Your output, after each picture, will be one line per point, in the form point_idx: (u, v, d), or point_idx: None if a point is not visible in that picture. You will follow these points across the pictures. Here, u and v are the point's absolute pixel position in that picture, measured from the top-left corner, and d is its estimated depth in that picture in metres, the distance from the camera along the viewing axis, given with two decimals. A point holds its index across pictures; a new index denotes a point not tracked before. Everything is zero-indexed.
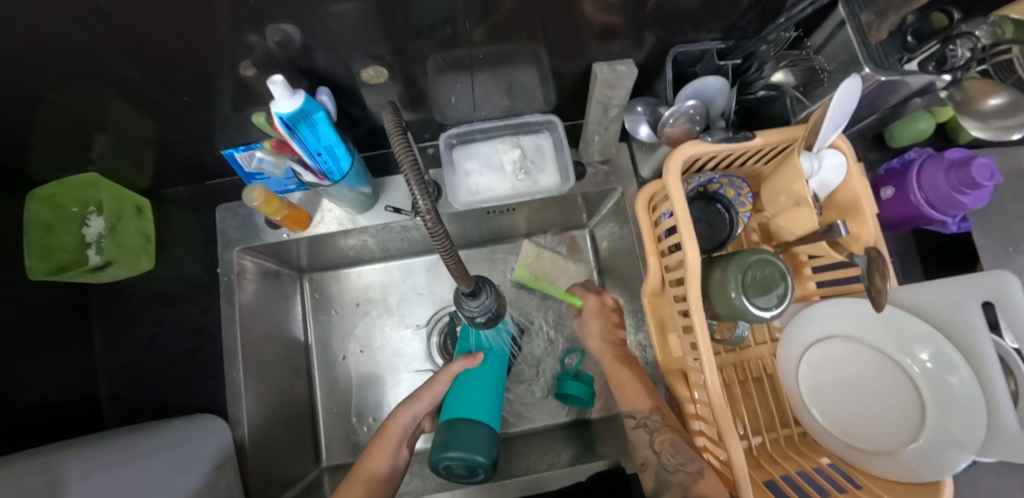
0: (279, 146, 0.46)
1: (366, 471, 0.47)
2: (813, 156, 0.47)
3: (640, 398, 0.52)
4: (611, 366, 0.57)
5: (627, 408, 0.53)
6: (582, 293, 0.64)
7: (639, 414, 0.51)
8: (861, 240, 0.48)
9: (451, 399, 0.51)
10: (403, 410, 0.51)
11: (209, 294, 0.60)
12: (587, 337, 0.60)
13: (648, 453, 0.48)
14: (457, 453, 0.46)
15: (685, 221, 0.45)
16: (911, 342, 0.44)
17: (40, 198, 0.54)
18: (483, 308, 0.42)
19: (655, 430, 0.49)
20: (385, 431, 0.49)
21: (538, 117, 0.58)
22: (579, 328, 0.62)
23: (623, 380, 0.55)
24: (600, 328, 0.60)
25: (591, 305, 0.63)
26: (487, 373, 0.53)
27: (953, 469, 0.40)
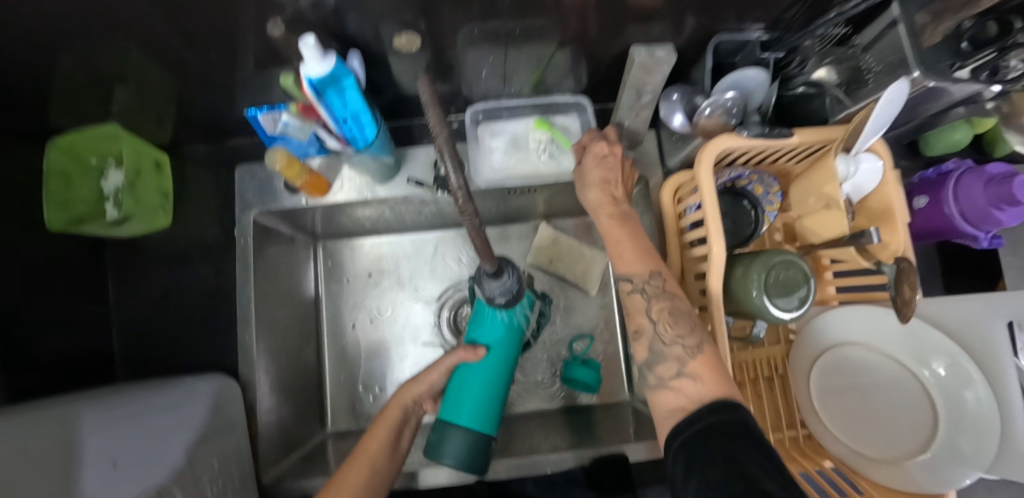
0: (305, 110, 0.45)
1: (369, 449, 0.46)
2: (850, 159, 0.46)
3: (643, 256, 0.43)
4: (608, 218, 0.46)
5: (624, 270, 0.43)
6: (607, 150, 0.48)
7: (637, 279, 0.42)
8: (890, 250, 0.47)
9: (451, 397, 0.47)
10: (399, 397, 0.49)
11: (223, 257, 0.60)
12: (589, 180, 0.47)
13: (642, 320, 0.41)
14: (450, 453, 0.44)
15: (713, 215, 0.45)
16: (928, 354, 0.45)
17: (61, 147, 0.54)
18: (504, 288, 0.42)
19: (654, 296, 0.41)
20: (384, 415, 0.49)
21: (567, 98, 0.57)
22: (577, 172, 0.48)
23: (621, 241, 0.45)
24: (607, 175, 0.47)
25: (601, 148, 0.48)
26: (490, 370, 0.47)
27: (958, 484, 0.40)
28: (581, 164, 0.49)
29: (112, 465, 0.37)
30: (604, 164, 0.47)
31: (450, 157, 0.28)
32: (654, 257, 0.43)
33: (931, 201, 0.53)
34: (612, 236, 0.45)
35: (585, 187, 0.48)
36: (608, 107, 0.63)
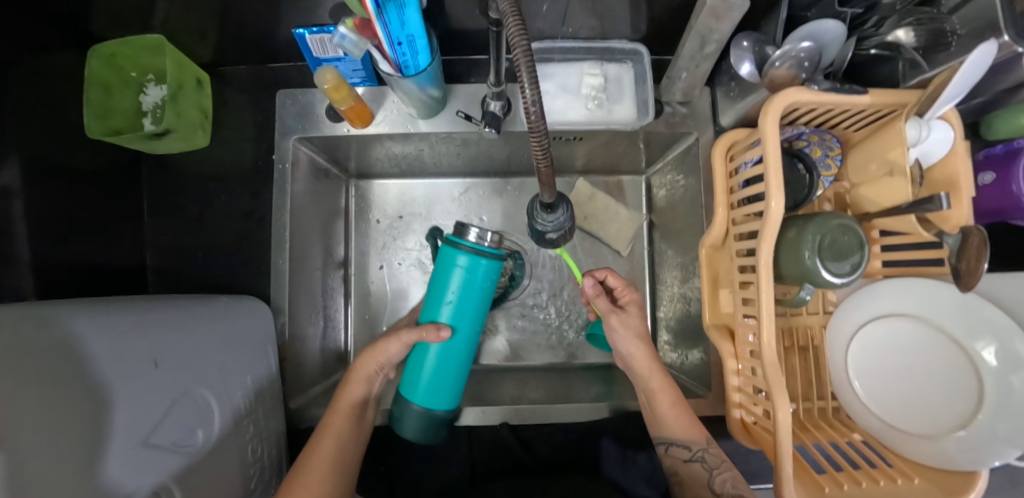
0: (362, 27, 0.43)
1: (333, 426, 0.49)
2: (923, 123, 0.42)
3: (693, 427, 0.50)
4: (659, 374, 0.54)
5: (682, 437, 0.49)
6: (619, 286, 0.58)
7: (694, 446, 0.48)
8: (950, 222, 0.43)
9: (409, 376, 0.52)
10: (355, 380, 0.52)
11: (259, 182, 0.59)
12: (630, 336, 0.56)
13: (704, 493, 0.45)
14: (410, 426, 0.52)
15: (775, 169, 0.42)
16: (979, 334, 0.44)
17: (101, 55, 0.52)
18: (557, 221, 0.50)
19: (715, 467, 0.46)
20: (335, 411, 0.50)
21: (625, 44, 0.54)
22: (621, 323, 0.56)
23: (668, 403, 0.52)
24: (642, 327, 0.57)
25: (631, 297, 0.58)
26: (448, 350, 0.51)
27: (990, 462, 0.41)
28: (623, 311, 0.57)
29: (154, 365, 0.36)
30: (637, 313, 0.57)
31: (529, 85, 0.31)
32: (699, 423, 0.51)
33: (998, 178, 0.52)
34: (667, 414, 0.52)
35: (624, 340, 0.56)
36: (664, 59, 0.60)
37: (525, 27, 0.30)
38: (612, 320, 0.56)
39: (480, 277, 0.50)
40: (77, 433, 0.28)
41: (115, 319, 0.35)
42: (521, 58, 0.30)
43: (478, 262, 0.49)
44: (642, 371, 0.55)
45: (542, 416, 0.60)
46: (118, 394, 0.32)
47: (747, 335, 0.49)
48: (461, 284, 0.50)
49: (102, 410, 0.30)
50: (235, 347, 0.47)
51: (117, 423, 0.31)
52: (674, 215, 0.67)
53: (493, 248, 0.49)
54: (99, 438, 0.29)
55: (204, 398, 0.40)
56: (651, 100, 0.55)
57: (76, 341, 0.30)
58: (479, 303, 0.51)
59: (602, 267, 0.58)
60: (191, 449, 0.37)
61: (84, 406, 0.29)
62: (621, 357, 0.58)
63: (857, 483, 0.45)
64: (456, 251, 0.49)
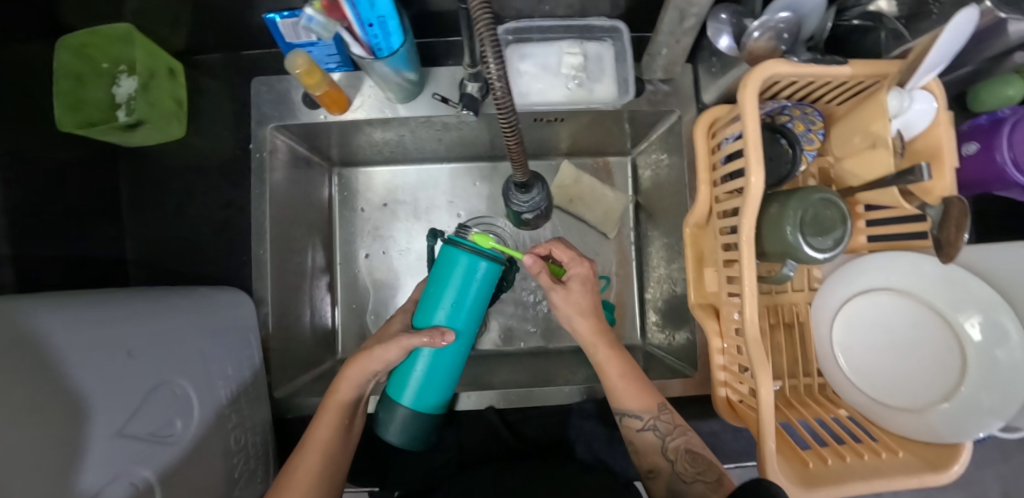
0: (330, 8, 0.42)
1: (316, 440, 0.45)
2: (905, 92, 0.41)
3: (644, 396, 0.49)
4: (606, 347, 0.51)
5: (634, 408, 0.49)
6: (567, 258, 0.51)
7: (646, 415, 0.48)
8: (933, 194, 0.42)
9: (397, 379, 0.49)
10: (345, 383, 0.47)
11: (239, 172, 0.59)
12: (574, 312, 0.51)
13: (659, 459, 0.47)
14: (396, 429, 0.49)
15: (755, 144, 0.41)
16: (963, 305, 0.44)
17: (70, 46, 0.50)
18: (532, 201, 0.53)
19: (666, 435, 0.47)
20: (328, 405, 0.47)
21: (604, 22, 0.53)
22: (564, 300, 0.51)
23: (617, 374, 0.50)
24: (586, 302, 0.51)
25: (580, 272, 0.51)
26: (443, 353, 0.49)
27: (974, 433, 0.41)
28: (565, 287, 0.51)
29: (128, 355, 0.36)
30: (583, 288, 0.51)
31: (494, 63, 0.30)
32: (653, 391, 0.50)
33: (982, 148, 0.51)
34: (618, 387, 0.50)
35: (566, 316, 0.52)
36: (645, 36, 0.60)
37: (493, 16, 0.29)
38: (554, 297, 0.51)
39: (479, 278, 0.48)
40: (54, 419, 0.27)
41: (88, 311, 0.35)
42: (484, 36, 0.29)
43: (479, 263, 0.48)
44: (587, 344, 0.52)
45: (528, 398, 0.58)
46: (96, 380, 0.32)
47: (732, 313, 0.49)
48: (459, 285, 0.48)
49: (78, 397, 0.30)
50: (218, 338, 0.47)
51: (95, 411, 0.31)
52: (659, 195, 0.66)
53: (494, 251, 0.47)
54: (75, 424, 0.29)
55: (184, 388, 0.40)
56: (632, 78, 0.55)
57: (49, 332, 0.30)
58: (475, 305, 0.49)
59: (548, 240, 0.51)
60: (174, 438, 0.37)
61: (62, 393, 0.28)
62: (571, 331, 0.54)
63: (842, 458, 0.45)
64: (458, 252, 0.47)
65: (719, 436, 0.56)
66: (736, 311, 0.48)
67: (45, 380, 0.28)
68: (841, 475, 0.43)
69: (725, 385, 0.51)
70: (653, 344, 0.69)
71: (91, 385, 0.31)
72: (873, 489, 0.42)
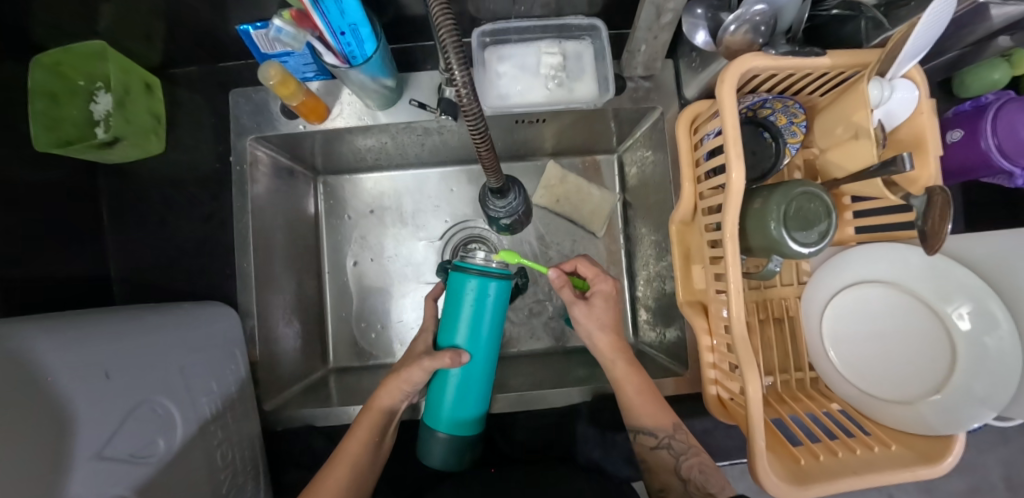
0: (299, 18, 0.41)
1: (348, 453, 0.46)
2: (885, 82, 0.41)
3: (660, 414, 0.48)
4: (625, 363, 0.51)
5: (649, 426, 0.48)
6: (593, 275, 0.52)
7: (661, 433, 0.48)
8: (918, 183, 0.42)
9: (432, 403, 0.50)
10: (382, 395, 0.49)
11: (221, 185, 0.59)
12: (594, 326, 0.51)
13: (672, 479, 0.46)
14: (438, 455, 0.49)
15: (736, 140, 0.41)
16: (952, 295, 0.43)
17: (44, 65, 0.50)
18: (507, 206, 0.55)
19: (681, 454, 0.47)
20: (368, 410, 0.49)
21: (581, 20, 0.53)
22: (585, 316, 0.51)
23: (634, 392, 0.50)
24: (608, 317, 0.51)
25: (604, 289, 0.51)
26: (468, 375, 0.48)
27: (966, 424, 0.40)
28: (588, 302, 0.51)
29: (106, 376, 0.35)
30: (606, 305, 0.51)
31: (459, 69, 0.29)
32: (668, 409, 0.49)
33: (967, 134, 0.50)
34: (634, 404, 0.49)
35: (587, 331, 0.52)
36: (623, 33, 0.59)
37: (456, 22, 0.29)
38: (575, 312, 0.52)
39: (493, 299, 0.48)
40: (42, 442, 0.27)
41: (63, 335, 0.34)
42: (448, 41, 0.29)
43: (488, 284, 0.47)
44: (605, 359, 0.52)
45: (522, 403, 0.59)
46: (78, 403, 0.32)
47: (719, 310, 0.48)
48: (473, 307, 0.48)
49: (58, 421, 0.29)
50: (202, 354, 0.46)
51: (81, 434, 0.31)
52: (645, 193, 0.66)
53: (499, 269, 0.48)
54: (58, 446, 0.29)
55: (166, 407, 0.39)
56: (611, 76, 0.54)
57: (29, 355, 0.30)
58: (493, 325, 0.49)
59: (574, 258, 0.54)
60: (157, 457, 0.37)
61: (45, 416, 0.28)
62: (589, 345, 0.54)
63: (833, 453, 0.44)
64: (465, 276, 0.47)
65: (712, 434, 0.56)
66: (724, 309, 0.47)
67: (26, 406, 0.27)
68: (831, 470, 0.42)
69: (716, 383, 0.50)
70: (645, 342, 0.69)
71: (75, 408, 0.31)
72: (865, 484, 0.41)
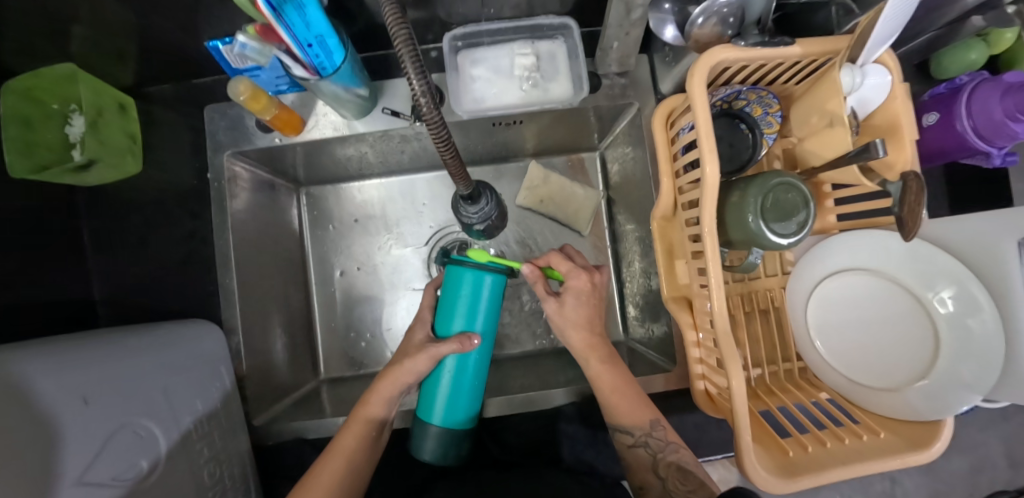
0: (265, 32, 0.42)
1: (342, 447, 0.46)
2: (856, 69, 0.40)
3: (639, 412, 0.48)
4: (598, 362, 0.50)
5: (627, 424, 0.48)
6: (566, 269, 0.50)
7: (638, 432, 0.47)
8: (895, 168, 0.42)
9: (425, 395, 0.49)
10: (376, 398, 0.49)
11: (202, 202, 0.59)
12: (568, 325, 0.51)
13: (650, 477, 0.46)
14: (431, 448, 0.48)
15: (708, 132, 0.40)
16: (934, 280, 0.44)
17: (15, 90, 0.49)
18: (482, 212, 0.54)
19: (658, 452, 0.46)
20: (355, 418, 0.48)
21: (552, 20, 0.53)
22: (557, 313, 0.51)
23: (609, 389, 0.49)
24: (581, 316, 0.51)
25: (577, 285, 0.50)
26: (463, 365, 0.48)
27: (953, 409, 0.40)
28: (559, 300, 0.51)
29: (85, 403, 0.35)
30: (577, 303, 0.50)
31: (416, 78, 0.29)
32: (646, 405, 0.48)
33: (942, 118, 0.50)
34: (613, 402, 0.49)
35: (563, 328, 0.52)
36: (597, 31, 0.59)
37: (411, 30, 0.29)
38: (548, 308, 0.52)
39: (488, 293, 0.47)
40: (23, 470, 0.27)
41: (37, 363, 0.34)
42: (403, 50, 0.29)
43: (483, 278, 0.47)
44: (580, 356, 0.51)
45: (527, 404, 0.59)
46: (59, 432, 0.31)
47: (704, 304, 0.48)
48: (470, 298, 0.47)
49: (38, 451, 0.29)
50: (186, 373, 0.46)
51: (59, 461, 0.31)
52: (628, 190, 0.66)
53: (495, 263, 0.47)
54: (40, 475, 0.29)
55: (149, 429, 0.39)
56: (585, 74, 0.54)
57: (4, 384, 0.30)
58: (490, 320, 0.49)
59: (548, 251, 0.52)
60: (144, 479, 0.37)
61: (22, 445, 0.28)
62: (565, 342, 0.53)
63: (822, 444, 0.44)
64: (462, 269, 0.47)
65: (704, 428, 0.56)
66: (708, 303, 0.46)
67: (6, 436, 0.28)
68: (820, 461, 0.42)
69: (703, 378, 0.50)
70: (635, 339, 0.69)
71: (55, 435, 0.31)
72: (855, 473, 0.41)
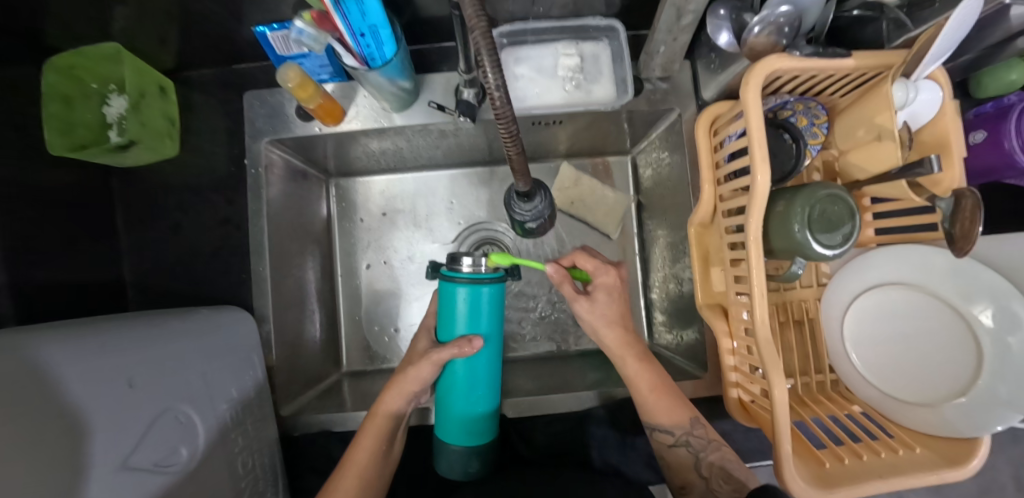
0: (320, 20, 0.40)
1: (357, 460, 0.45)
2: (910, 84, 0.40)
3: (677, 412, 0.47)
4: (635, 359, 0.49)
5: (665, 424, 0.47)
6: (593, 267, 0.49)
7: (677, 431, 0.47)
8: (941, 186, 0.41)
9: (442, 407, 0.49)
10: (388, 401, 0.47)
11: (235, 188, 0.58)
12: (602, 323, 0.50)
13: (693, 477, 0.46)
14: (457, 464, 0.49)
15: (760, 141, 0.40)
16: (975, 296, 0.44)
17: (57, 68, 0.49)
18: (534, 211, 0.55)
19: (699, 451, 0.46)
20: (373, 416, 0.47)
21: (600, 21, 0.53)
22: (589, 312, 0.50)
23: (647, 389, 0.48)
24: (614, 311, 0.50)
25: (607, 282, 0.49)
26: (467, 373, 0.46)
27: (992, 427, 0.40)
28: (590, 297, 0.49)
29: (128, 386, 0.35)
30: (609, 299, 0.49)
31: (491, 71, 0.29)
32: (686, 405, 0.48)
33: (988, 137, 0.51)
34: (648, 402, 0.48)
35: (595, 326, 0.50)
36: (641, 35, 0.59)
37: (488, 23, 0.28)
38: (579, 308, 0.50)
39: (486, 304, 0.45)
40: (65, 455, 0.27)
41: (80, 347, 0.34)
42: (480, 43, 0.28)
43: (479, 290, 0.44)
44: (614, 356, 0.50)
45: (534, 407, 0.59)
46: (102, 417, 0.31)
47: (741, 313, 0.48)
48: (467, 309, 0.45)
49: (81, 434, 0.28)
50: (220, 361, 0.46)
51: (101, 446, 0.30)
52: (661, 195, 0.66)
53: (491, 273, 0.45)
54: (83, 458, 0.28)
55: (188, 415, 0.39)
56: (630, 77, 0.54)
57: (57, 366, 0.31)
58: (493, 329, 0.47)
59: (572, 251, 0.50)
60: (182, 466, 0.36)
61: None
62: (598, 342, 0.52)
63: (858, 456, 0.44)
64: (453, 285, 0.44)
65: (732, 436, 0.56)
66: (747, 311, 0.46)
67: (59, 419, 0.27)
68: (857, 474, 0.42)
69: (737, 386, 0.50)
70: (661, 344, 0.69)
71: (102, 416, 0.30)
72: (891, 487, 0.41)
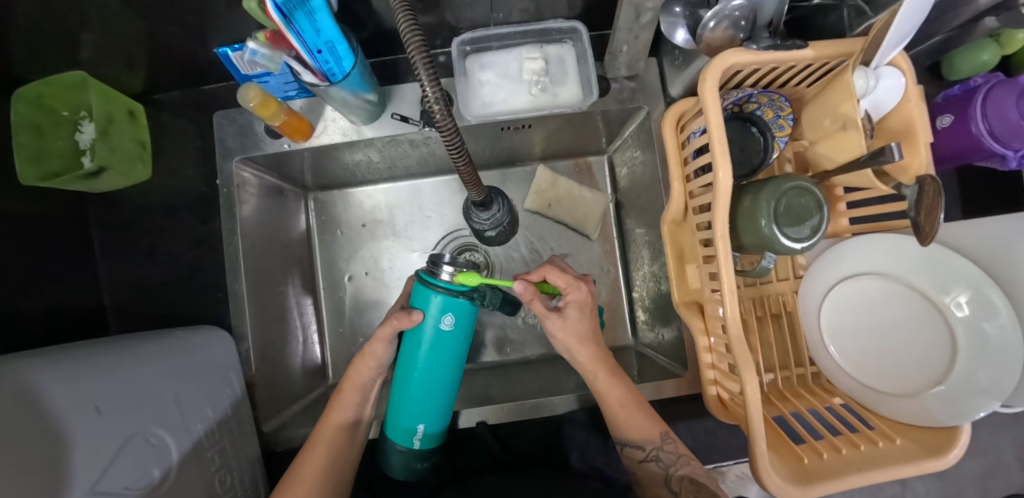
0: (274, 39, 0.41)
1: (319, 456, 0.45)
2: (870, 71, 0.39)
3: (646, 425, 0.47)
4: (605, 375, 0.49)
5: (634, 438, 0.47)
6: (564, 284, 0.48)
7: (648, 446, 0.47)
8: (910, 171, 0.41)
9: (393, 408, 0.49)
10: (339, 406, 0.48)
11: (210, 208, 0.59)
12: (573, 340, 0.50)
13: (663, 490, 0.45)
14: (399, 463, 0.50)
15: (720, 137, 0.40)
16: (949, 283, 0.43)
17: (26, 98, 0.50)
18: (495, 220, 0.58)
19: (670, 465, 0.46)
20: (325, 424, 0.47)
21: (561, 24, 0.53)
22: (561, 328, 0.49)
23: (617, 404, 0.48)
24: (584, 328, 0.50)
25: (577, 297, 0.49)
26: (421, 379, 0.46)
27: (972, 415, 0.39)
28: (562, 314, 0.49)
29: (97, 411, 0.35)
30: (581, 315, 0.49)
31: (429, 83, 0.30)
32: (654, 419, 0.48)
33: (957, 120, 0.50)
34: (618, 417, 0.48)
35: (566, 343, 0.50)
36: (606, 34, 0.59)
37: (424, 38, 0.30)
38: (551, 325, 0.49)
39: (450, 319, 0.45)
40: (29, 486, 0.27)
41: (49, 373, 0.34)
42: (417, 57, 0.29)
43: (455, 303, 0.44)
44: (586, 371, 0.50)
45: (524, 412, 0.58)
46: (70, 443, 0.31)
47: (715, 309, 0.47)
48: (438, 317, 0.45)
49: (43, 468, 0.28)
50: (194, 382, 0.46)
51: (71, 474, 0.30)
52: (638, 194, 0.65)
53: (464, 286, 0.44)
54: (49, 490, 0.28)
55: (161, 437, 0.39)
56: (595, 78, 0.54)
57: (31, 392, 0.31)
58: (460, 343, 0.47)
59: (541, 265, 0.49)
60: (154, 489, 0.36)
61: (35, 458, 0.28)
62: (569, 358, 0.52)
63: (838, 451, 0.43)
64: (429, 292, 0.44)
65: (715, 434, 0.56)
66: (720, 308, 0.46)
67: (23, 448, 0.28)
68: (836, 468, 0.41)
69: (715, 383, 0.49)
70: (645, 343, 0.69)
71: (67, 445, 0.31)
72: (870, 481, 0.40)
